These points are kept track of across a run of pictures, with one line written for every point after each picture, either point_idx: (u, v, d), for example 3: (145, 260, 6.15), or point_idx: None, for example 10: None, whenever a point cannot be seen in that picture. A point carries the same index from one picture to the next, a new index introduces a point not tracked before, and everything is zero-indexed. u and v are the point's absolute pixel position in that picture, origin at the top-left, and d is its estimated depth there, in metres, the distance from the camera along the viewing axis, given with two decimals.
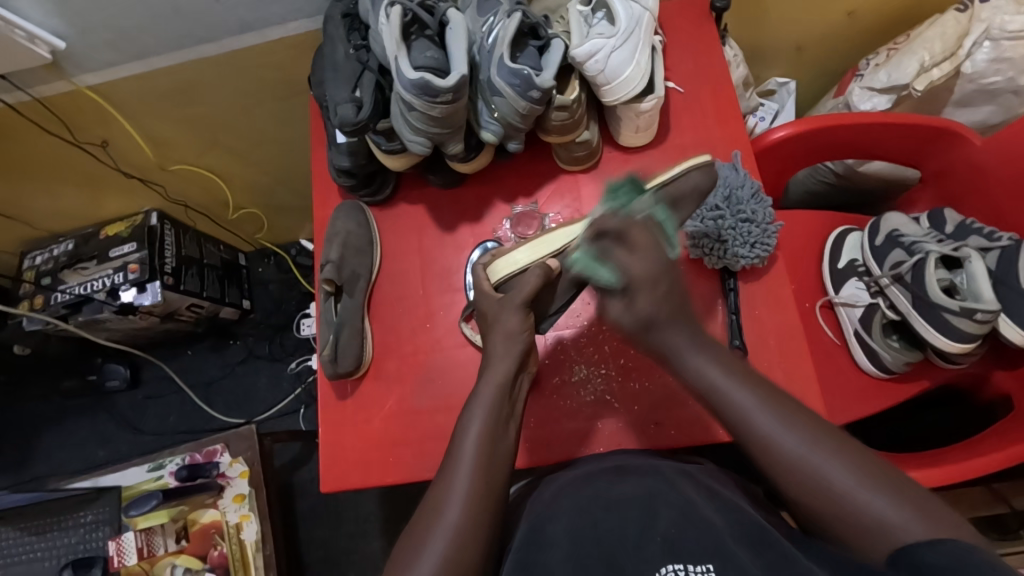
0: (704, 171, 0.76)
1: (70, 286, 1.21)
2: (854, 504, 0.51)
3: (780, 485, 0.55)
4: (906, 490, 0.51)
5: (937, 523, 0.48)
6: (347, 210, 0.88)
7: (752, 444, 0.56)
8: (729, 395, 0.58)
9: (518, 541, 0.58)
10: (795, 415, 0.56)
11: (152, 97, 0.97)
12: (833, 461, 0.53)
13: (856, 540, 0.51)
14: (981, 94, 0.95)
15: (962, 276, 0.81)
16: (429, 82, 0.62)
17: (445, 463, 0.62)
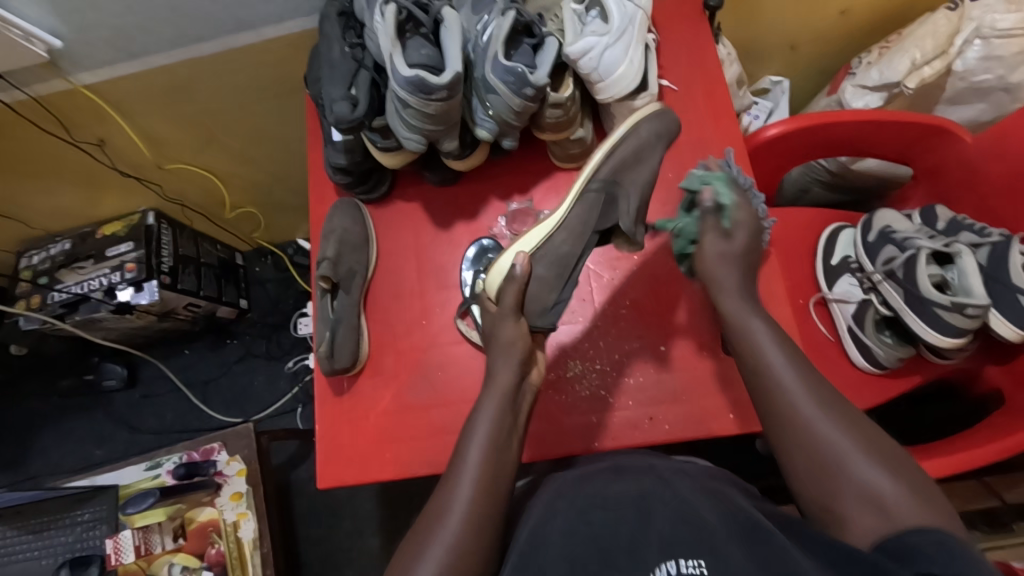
0: (654, 117, 0.78)
1: (67, 285, 1.21)
2: (852, 476, 0.53)
3: (786, 451, 0.58)
4: (906, 472, 0.53)
5: (928, 508, 0.50)
6: (343, 208, 0.88)
7: (771, 405, 0.60)
8: (759, 345, 0.63)
9: (517, 543, 0.58)
10: (819, 380, 0.60)
11: (149, 95, 0.97)
12: (842, 431, 0.55)
13: (849, 513, 0.52)
14: (972, 92, 0.95)
15: (953, 271, 0.82)
16: (424, 79, 0.63)
17: (450, 466, 0.63)
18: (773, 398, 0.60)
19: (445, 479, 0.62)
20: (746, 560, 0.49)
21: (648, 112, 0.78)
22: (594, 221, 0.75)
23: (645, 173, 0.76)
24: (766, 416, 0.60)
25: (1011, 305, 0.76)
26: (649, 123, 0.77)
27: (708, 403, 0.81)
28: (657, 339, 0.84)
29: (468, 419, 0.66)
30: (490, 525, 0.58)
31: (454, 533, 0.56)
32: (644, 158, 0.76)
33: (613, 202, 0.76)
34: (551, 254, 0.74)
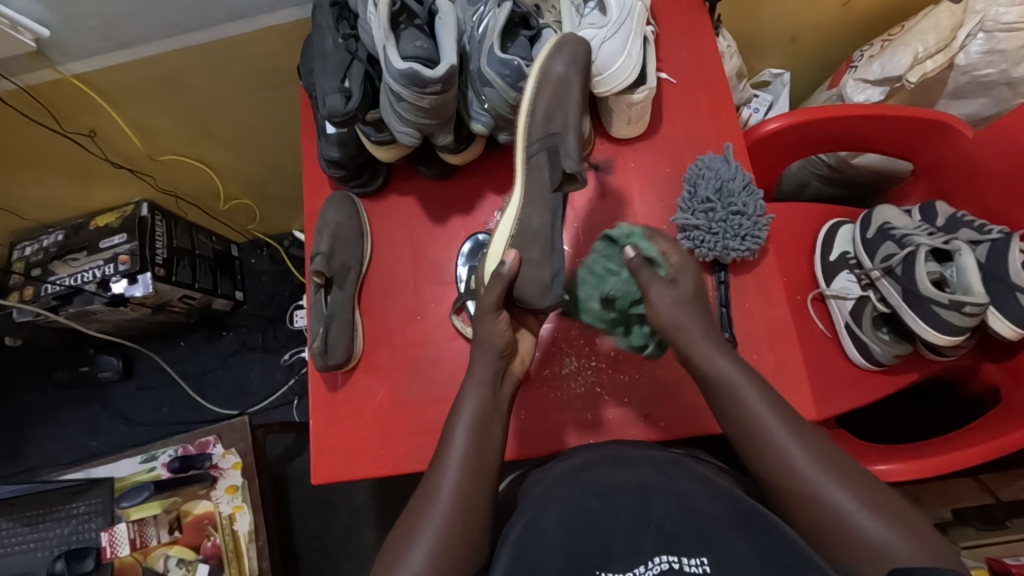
0: (560, 53, 0.70)
1: (60, 277, 1.20)
2: (854, 528, 0.53)
3: (783, 500, 0.58)
4: (906, 521, 0.53)
5: (928, 550, 0.51)
6: (337, 201, 0.87)
7: (766, 458, 0.59)
8: (745, 402, 0.61)
9: (514, 532, 0.57)
10: (811, 438, 0.59)
11: (140, 86, 0.96)
12: (841, 487, 0.55)
13: (855, 562, 0.52)
14: (974, 86, 0.94)
15: (952, 269, 0.82)
16: (418, 72, 0.61)
17: (437, 458, 0.63)
18: (764, 456, 0.59)
19: (434, 472, 0.61)
20: (750, 556, 0.48)
21: (551, 45, 0.71)
22: (548, 180, 0.72)
23: (574, 111, 0.71)
24: (758, 473, 0.60)
25: (1008, 303, 0.76)
26: (558, 60, 0.70)
27: (704, 399, 0.81)
28: None
29: (448, 421, 0.65)
30: (479, 518, 0.58)
31: (442, 530, 0.56)
32: (567, 95, 0.70)
33: (554, 150, 0.71)
34: (536, 236, 0.71)
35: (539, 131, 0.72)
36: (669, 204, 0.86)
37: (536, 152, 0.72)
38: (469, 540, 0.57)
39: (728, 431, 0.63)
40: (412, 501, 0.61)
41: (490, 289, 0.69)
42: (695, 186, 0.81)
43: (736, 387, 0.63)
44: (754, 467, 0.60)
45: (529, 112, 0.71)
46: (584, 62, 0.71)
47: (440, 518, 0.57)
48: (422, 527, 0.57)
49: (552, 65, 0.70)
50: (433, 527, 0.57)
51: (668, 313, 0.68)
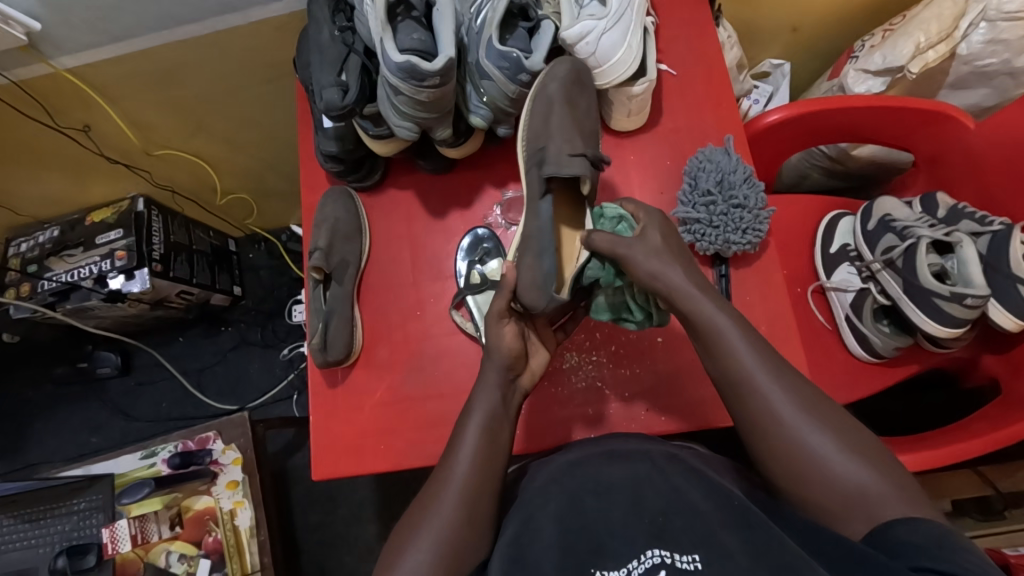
0: (546, 77, 0.73)
1: (57, 273, 1.19)
2: (835, 478, 0.53)
3: (763, 451, 0.57)
4: (886, 466, 0.53)
5: (913, 503, 0.50)
6: (336, 196, 0.86)
7: (748, 406, 0.58)
8: (730, 348, 0.60)
9: (509, 532, 0.57)
10: (795, 384, 0.57)
11: (134, 80, 0.94)
12: (823, 434, 0.54)
13: (834, 512, 0.53)
14: (976, 76, 0.93)
15: (952, 261, 0.82)
16: (416, 66, 0.61)
17: (439, 467, 0.62)
18: (751, 408, 0.57)
19: (437, 476, 0.61)
20: (742, 555, 0.48)
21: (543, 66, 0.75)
22: (538, 189, 0.72)
23: (557, 120, 0.72)
24: (741, 421, 0.59)
25: (1009, 293, 0.75)
26: (551, 80, 0.73)
27: (704, 393, 0.81)
28: (654, 330, 0.83)
29: (455, 430, 0.64)
30: (479, 520, 0.58)
31: (446, 532, 0.56)
32: (555, 105, 0.72)
33: (540, 162, 0.72)
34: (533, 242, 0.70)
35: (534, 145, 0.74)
36: (669, 196, 0.85)
37: (532, 168, 0.73)
38: (469, 541, 0.57)
39: (716, 376, 0.61)
40: (412, 507, 0.60)
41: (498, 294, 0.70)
42: (696, 178, 0.80)
43: (723, 336, 0.61)
44: (737, 414, 0.59)
45: (529, 129, 0.74)
46: (569, 78, 0.73)
47: (442, 518, 0.57)
48: (421, 529, 0.57)
49: (543, 84, 0.73)
50: (433, 528, 0.56)
51: (646, 269, 0.66)
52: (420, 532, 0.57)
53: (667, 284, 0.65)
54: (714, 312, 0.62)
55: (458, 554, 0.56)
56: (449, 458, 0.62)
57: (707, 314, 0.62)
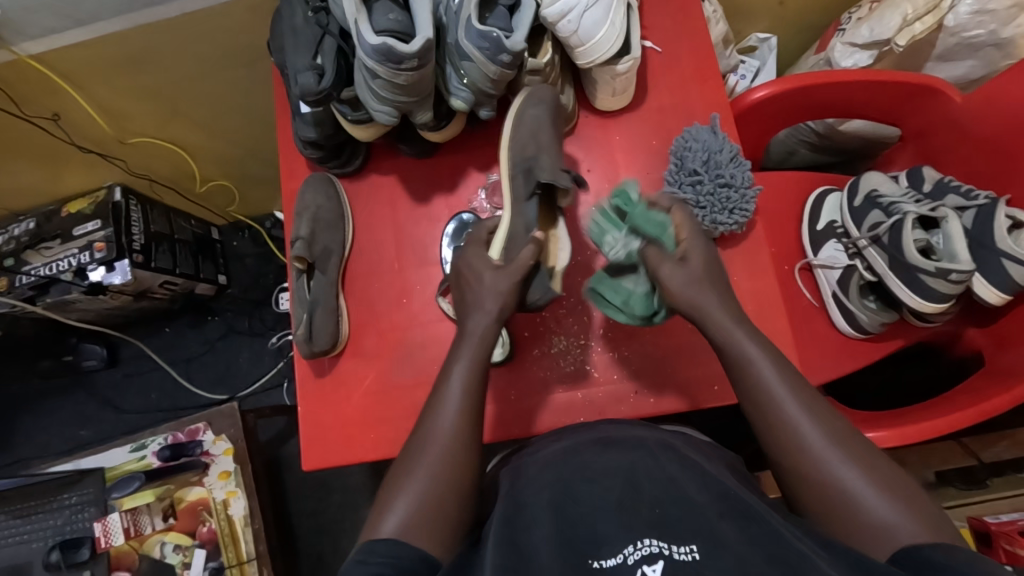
0: (530, 99, 0.77)
1: (35, 267, 1.16)
2: (863, 505, 0.52)
3: (789, 468, 0.57)
4: (911, 496, 0.52)
5: (937, 531, 0.50)
6: (317, 183, 0.85)
7: (778, 428, 0.58)
8: (760, 375, 0.60)
9: (501, 515, 0.57)
10: (822, 414, 0.58)
11: (101, 65, 0.91)
12: (851, 462, 0.54)
13: (859, 538, 0.52)
14: (963, 48, 0.92)
15: (938, 236, 0.82)
16: (392, 48, 0.58)
17: (422, 426, 0.62)
18: (782, 435, 0.58)
19: (408, 456, 0.60)
20: (739, 546, 0.48)
21: (521, 97, 0.77)
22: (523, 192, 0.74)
23: (551, 138, 0.76)
24: (769, 444, 0.59)
25: (994, 269, 0.76)
26: (529, 103, 0.77)
27: (691, 373, 0.81)
28: None
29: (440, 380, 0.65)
30: (452, 511, 0.57)
31: (413, 511, 0.55)
32: (544, 123, 0.76)
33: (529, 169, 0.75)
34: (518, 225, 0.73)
35: (520, 151, 0.76)
36: (656, 175, 0.84)
37: (518, 174, 0.75)
38: (451, 507, 0.56)
39: (743, 403, 0.62)
40: (393, 468, 0.60)
41: (496, 278, 0.68)
42: (683, 158, 0.80)
43: (754, 368, 0.61)
44: (765, 436, 0.59)
45: (517, 135, 0.77)
46: (553, 105, 0.77)
47: (417, 496, 0.56)
48: (398, 496, 0.57)
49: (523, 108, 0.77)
50: (415, 491, 0.57)
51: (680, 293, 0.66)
52: (399, 493, 0.57)
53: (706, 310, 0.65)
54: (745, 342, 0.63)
55: (440, 531, 0.55)
56: (431, 417, 0.62)
57: (739, 342, 0.63)
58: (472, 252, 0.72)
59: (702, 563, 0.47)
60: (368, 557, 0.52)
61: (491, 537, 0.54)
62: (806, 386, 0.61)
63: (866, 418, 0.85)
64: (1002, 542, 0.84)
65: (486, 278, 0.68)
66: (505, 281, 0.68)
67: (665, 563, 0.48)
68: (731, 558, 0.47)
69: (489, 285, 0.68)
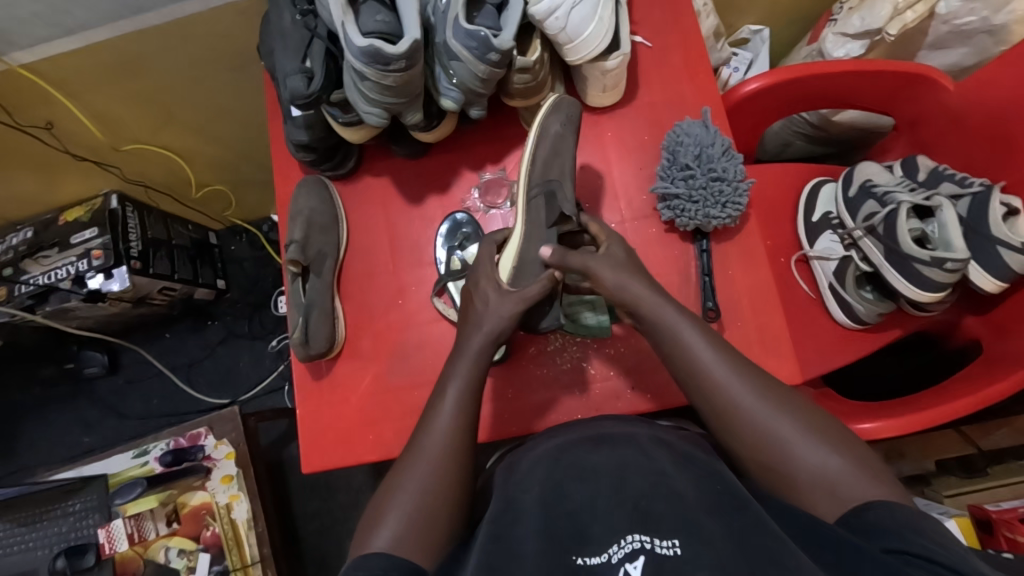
0: (553, 112, 0.77)
1: (33, 275, 1.16)
2: (799, 463, 0.55)
3: (728, 435, 0.59)
4: (842, 444, 0.56)
5: (870, 475, 0.53)
6: (310, 186, 0.85)
7: (711, 397, 0.60)
8: (689, 345, 0.63)
9: (493, 511, 0.58)
10: (751, 375, 0.60)
11: (92, 74, 0.91)
12: (783, 419, 0.57)
13: (803, 496, 0.54)
14: (955, 35, 0.92)
15: (933, 225, 0.82)
16: (379, 50, 0.59)
17: (416, 438, 0.63)
18: (726, 419, 0.59)
19: (401, 465, 0.61)
20: (723, 541, 0.48)
21: (549, 106, 0.77)
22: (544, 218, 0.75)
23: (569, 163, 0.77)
24: (705, 412, 0.61)
25: (990, 257, 0.76)
26: (555, 118, 0.77)
27: None
28: None
29: (434, 393, 0.66)
30: (446, 514, 0.57)
31: (407, 517, 0.56)
32: (566, 147, 0.77)
33: (553, 195, 0.75)
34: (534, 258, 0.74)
35: (542, 173, 0.76)
36: (649, 171, 0.84)
37: (538, 196, 0.76)
38: (445, 514, 0.57)
39: (677, 373, 0.64)
40: (387, 475, 0.61)
41: (501, 303, 0.68)
42: (675, 153, 0.79)
43: (682, 336, 0.63)
44: (710, 422, 0.61)
45: (540, 156, 0.77)
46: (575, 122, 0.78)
47: (411, 504, 0.57)
48: (392, 507, 0.57)
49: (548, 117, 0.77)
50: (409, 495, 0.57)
51: (611, 279, 0.67)
52: (395, 500, 0.58)
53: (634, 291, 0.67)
54: (678, 322, 0.64)
55: (432, 535, 0.56)
56: (426, 422, 0.63)
57: (666, 313, 0.65)
58: (483, 270, 0.72)
59: (683, 558, 0.47)
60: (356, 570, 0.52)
61: (481, 535, 0.54)
62: (734, 351, 0.63)
63: (863, 408, 0.85)
64: (1003, 530, 0.83)
65: (491, 302, 0.69)
66: (508, 306, 0.68)
67: (647, 557, 0.49)
68: (713, 554, 0.47)
69: (491, 310, 0.68)
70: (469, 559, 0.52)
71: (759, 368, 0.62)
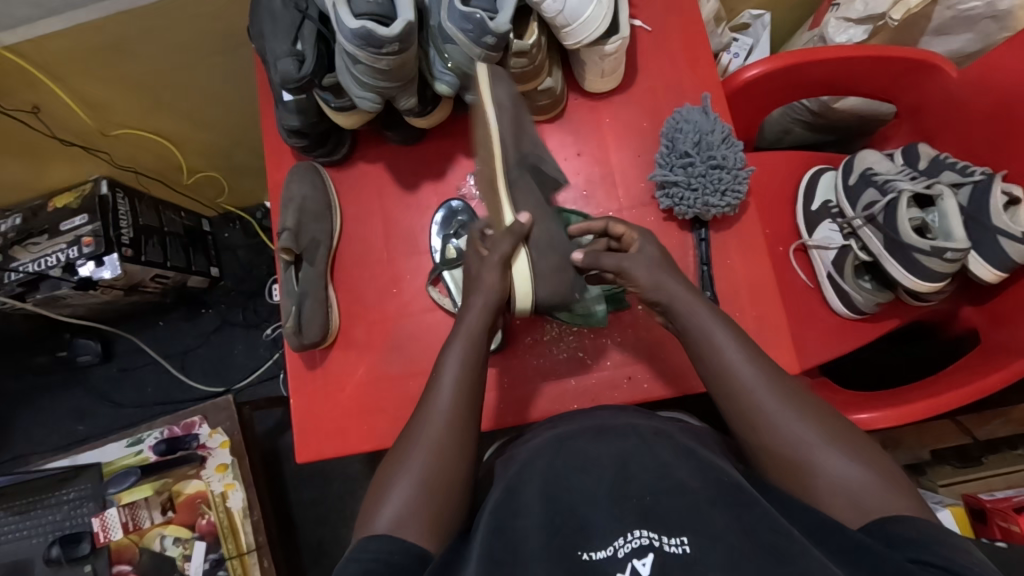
0: (494, 80, 0.68)
1: (23, 263, 1.15)
2: (824, 470, 0.54)
3: (749, 437, 0.59)
4: (868, 454, 0.55)
5: (896, 487, 0.53)
6: (303, 172, 0.83)
7: (737, 398, 0.60)
8: (717, 346, 0.62)
9: (493, 501, 0.58)
10: (777, 378, 0.60)
11: (79, 57, 0.89)
12: (809, 425, 0.56)
13: (827, 503, 0.53)
14: (959, 21, 0.91)
15: (933, 214, 0.81)
16: (372, 32, 0.57)
17: (414, 419, 0.62)
18: (751, 423, 0.58)
19: (395, 454, 0.60)
20: (732, 536, 0.48)
21: (485, 75, 0.67)
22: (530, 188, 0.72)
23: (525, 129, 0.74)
24: (728, 413, 0.61)
25: (989, 246, 0.75)
26: (497, 89, 0.68)
27: (685, 357, 0.81)
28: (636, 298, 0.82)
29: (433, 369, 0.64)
30: (449, 510, 0.57)
31: (402, 506, 0.55)
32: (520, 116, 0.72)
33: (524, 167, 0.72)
34: (542, 240, 0.70)
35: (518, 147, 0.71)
36: (647, 158, 0.83)
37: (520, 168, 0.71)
38: (444, 507, 0.56)
39: (701, 373, 0.63)
40: (387, 453, 0.61)
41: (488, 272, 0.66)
42: (674, 140, 0.78)
43: (710, 338, 0.63)
44: (732, 423, 0.60)
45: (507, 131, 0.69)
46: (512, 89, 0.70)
47: (406, 491, 0.56)
48: (393, 487, 0.57)
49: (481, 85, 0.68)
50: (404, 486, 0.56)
51: (647, 279, 0.67)
52: (395, 483, 0.57)
53: (665, 291, 0.67)
54: (707, 324, 0.64)
55: (435, 523, 0.55)
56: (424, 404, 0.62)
57: (695, 317, 0.64)
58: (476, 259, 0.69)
59: (693, 557, 0.47)
60: (356, 557, 0.51)
61: (483, 525, 0.55)
62: (758, 351, 0.62)
63: (858, 399, 0.85)
64: (997, 519, 0.84)
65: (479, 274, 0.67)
66: (495, 275, 0.67)
67: (655, 555, 0.48)
68: (721, 551, 0.47)
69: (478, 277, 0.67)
70: (473, 552, 0.51)
71: (778, 370, 0.61)
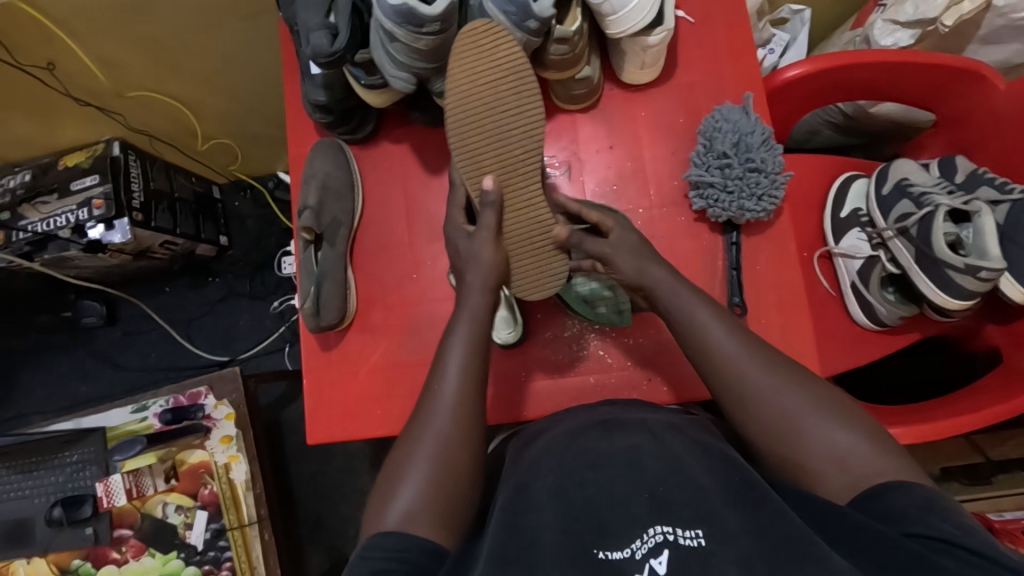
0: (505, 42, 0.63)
1: (32, 222, 1.13)
2: (812, 442, 0.54)
3: (736, 411, 0.58)
4: (854, 418, 0.55)
5: (888, 456, 0.52)
6: (325, 149, 0.81)
7: (717, 368, 0.59)
8: (695, 319, 0.62)
9: (503, 499, 0.56)
10: (761, 349, 0.59)
11: (100, 14, 0.85)
12: (792, 392, 0.56)
13: (818, 478, 0.53)
14: (1009, 30, 0.88)
15: (968, 230, 0.79)
16: (413, 9, 0.54)
17: (421, 402, 0.60)
18: (738, 394, 0.58)
19: (399, 450, 0.58)
20: (744, 536, 0.47)
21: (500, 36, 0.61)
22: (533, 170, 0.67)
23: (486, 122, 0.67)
24: (713, 385, 0.60)
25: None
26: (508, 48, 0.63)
27: None
28: None
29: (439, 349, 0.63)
30: (463, 502, 0.56)
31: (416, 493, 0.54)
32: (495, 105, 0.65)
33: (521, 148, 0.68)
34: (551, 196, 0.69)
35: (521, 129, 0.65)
36: (681, 156, 0.81)
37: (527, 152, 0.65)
38: (462, 506, 0.56)
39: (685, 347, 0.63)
40: (397, 440, 0.60)
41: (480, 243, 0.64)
42: (711, 139, 0.76)
43: (692, 312, 0.62)
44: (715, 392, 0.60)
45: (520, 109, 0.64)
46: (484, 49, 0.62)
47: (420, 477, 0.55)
48: (408, 472, 0.56)
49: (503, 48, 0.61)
50: (416, 477, 0.55)
51: (626, 261, 0.67)
52: (406, 478, 0.55)
53: (648, 267, 0.66)
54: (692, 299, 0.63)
55: (449, 517, 0.54)
56: (429, 385, 0.61)
57: (676, 293, 0.64)
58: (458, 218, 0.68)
59: (706, 550, 0.47)
60: (371, 554, 0.51)
61: (495, 525, 0.53)
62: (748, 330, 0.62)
63: (880, 414, 0.84)
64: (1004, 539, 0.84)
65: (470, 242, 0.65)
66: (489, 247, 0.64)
67: (671, 551, 0.47)
68: (735, 548, 0.46)
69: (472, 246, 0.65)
70: (484, 549, 0.50)
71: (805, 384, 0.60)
